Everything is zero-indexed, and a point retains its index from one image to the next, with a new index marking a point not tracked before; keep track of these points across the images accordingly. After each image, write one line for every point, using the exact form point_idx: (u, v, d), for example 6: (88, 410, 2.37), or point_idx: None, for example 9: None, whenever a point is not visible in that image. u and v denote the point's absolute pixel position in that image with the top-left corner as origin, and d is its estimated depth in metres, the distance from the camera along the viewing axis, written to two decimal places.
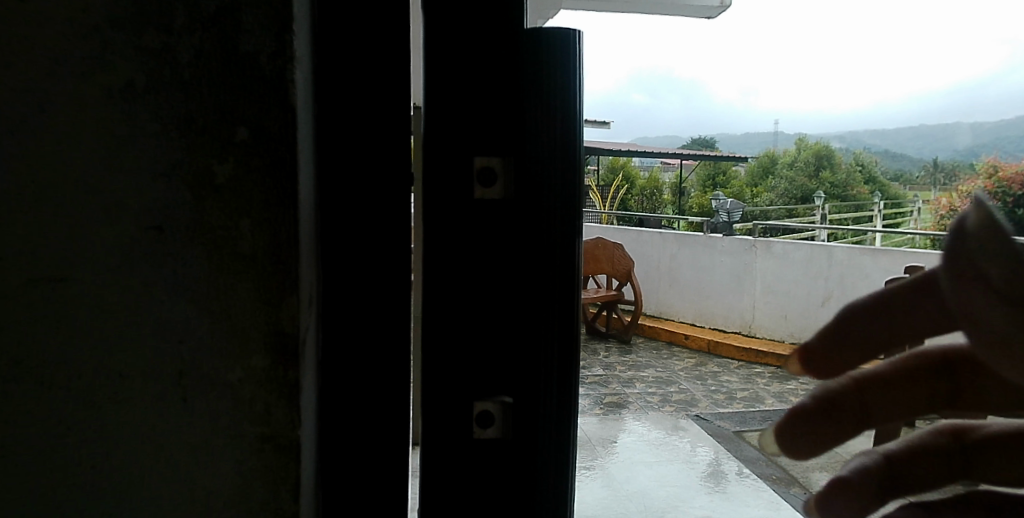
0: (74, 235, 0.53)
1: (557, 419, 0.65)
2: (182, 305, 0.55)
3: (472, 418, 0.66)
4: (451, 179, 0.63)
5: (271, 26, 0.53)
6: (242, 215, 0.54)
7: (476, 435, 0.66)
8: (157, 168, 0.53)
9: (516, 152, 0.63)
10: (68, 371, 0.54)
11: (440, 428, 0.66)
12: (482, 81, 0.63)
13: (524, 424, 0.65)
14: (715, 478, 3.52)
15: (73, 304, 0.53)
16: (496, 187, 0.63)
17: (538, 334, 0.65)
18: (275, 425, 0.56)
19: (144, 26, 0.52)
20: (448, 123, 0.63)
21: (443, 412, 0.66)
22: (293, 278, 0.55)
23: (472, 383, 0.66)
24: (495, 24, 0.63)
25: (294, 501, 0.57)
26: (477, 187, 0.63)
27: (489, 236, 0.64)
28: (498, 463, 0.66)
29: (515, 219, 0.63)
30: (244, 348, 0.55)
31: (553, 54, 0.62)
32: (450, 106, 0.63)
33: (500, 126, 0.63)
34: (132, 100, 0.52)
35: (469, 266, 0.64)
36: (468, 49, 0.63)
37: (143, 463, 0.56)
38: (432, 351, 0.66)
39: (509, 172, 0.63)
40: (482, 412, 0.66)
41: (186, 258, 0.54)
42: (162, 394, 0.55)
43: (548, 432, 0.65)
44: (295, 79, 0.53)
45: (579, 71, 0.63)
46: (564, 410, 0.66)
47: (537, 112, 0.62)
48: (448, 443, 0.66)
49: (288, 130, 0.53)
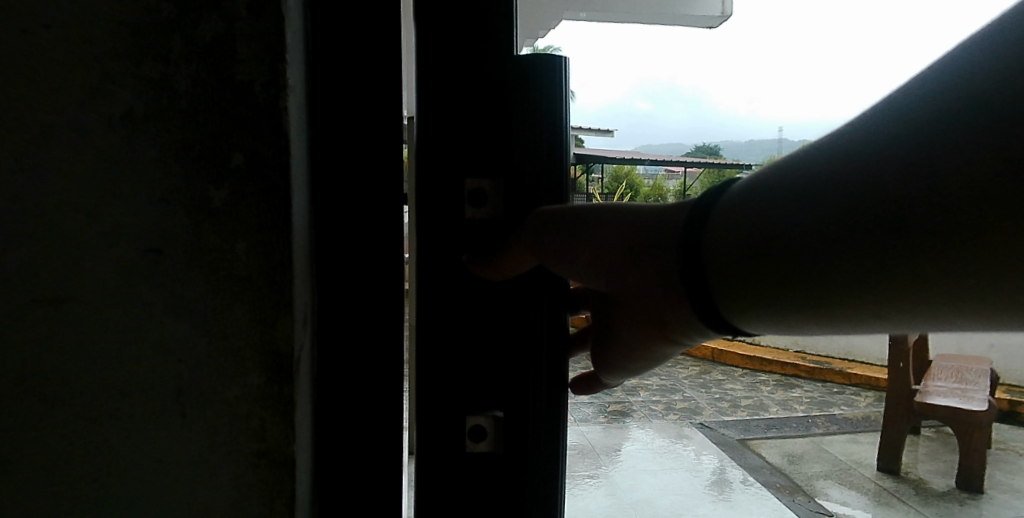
0: (75, 259, 0.55)
1: (547, 431, 0.67)
2: (179, 324, 0.56)
3: (465, 432, 0.68)
4: (443, 200, 0.65)
5: (264, 55, 0.55)
6: (237, 238, 0.56)
7: (468, 449, 0.68)
8: (155, 194, 0.55)
9: (505, 174, 0.65)
10: (70, 389, 0.56)
11: (434, 443, 0.68)
12: (472, 106, 0.64)
13: (515, 438, 0.67)
14: (720, 486, 3.54)
15: (74, 325, 0.55)
16: (486, 207, 0.65)
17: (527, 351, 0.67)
18: (270, 441, 0.58)
19: (142, 57, 0.54)
20: (440, 145, 0.64)
21: (436, 426, 0.67)
22: (288, 298, 0.57)
23: (464, 398, 0.68)
24: (483, 49, 0.64)
25: (289, 514, 0.59)
26: (467, 207, 0.65)
27: (480, 256, 0.66)
28: (489, 476, 0.68)
29: (505, 238, 0.65)
30: (240, 366, 0.57)
31: (540, 79, 0.64)
32: (442, 128, 0.64)
33: (490, 149, 0.65)
34: (132, 128, 0.54)
35: (460, 285, 0.66)
36: (457, 75, 0.64)
37: (142, 477, 0.57)
38: (425, 367, 0.67)
39: (500, 193, 0.65)
40: (475, 426, 0.68)
41: (184, 280, 0.56)
42: (160, 411, 0.57)
43: (538, 446, 0.67)
44: (289, 108, 0.55)
45: (564, 95, 0.66)
46: (553, 422, 0.68)
47: (524, 134, 0.64)
48: (441, 456, 0.68)
49: (281, 156, 0.55)
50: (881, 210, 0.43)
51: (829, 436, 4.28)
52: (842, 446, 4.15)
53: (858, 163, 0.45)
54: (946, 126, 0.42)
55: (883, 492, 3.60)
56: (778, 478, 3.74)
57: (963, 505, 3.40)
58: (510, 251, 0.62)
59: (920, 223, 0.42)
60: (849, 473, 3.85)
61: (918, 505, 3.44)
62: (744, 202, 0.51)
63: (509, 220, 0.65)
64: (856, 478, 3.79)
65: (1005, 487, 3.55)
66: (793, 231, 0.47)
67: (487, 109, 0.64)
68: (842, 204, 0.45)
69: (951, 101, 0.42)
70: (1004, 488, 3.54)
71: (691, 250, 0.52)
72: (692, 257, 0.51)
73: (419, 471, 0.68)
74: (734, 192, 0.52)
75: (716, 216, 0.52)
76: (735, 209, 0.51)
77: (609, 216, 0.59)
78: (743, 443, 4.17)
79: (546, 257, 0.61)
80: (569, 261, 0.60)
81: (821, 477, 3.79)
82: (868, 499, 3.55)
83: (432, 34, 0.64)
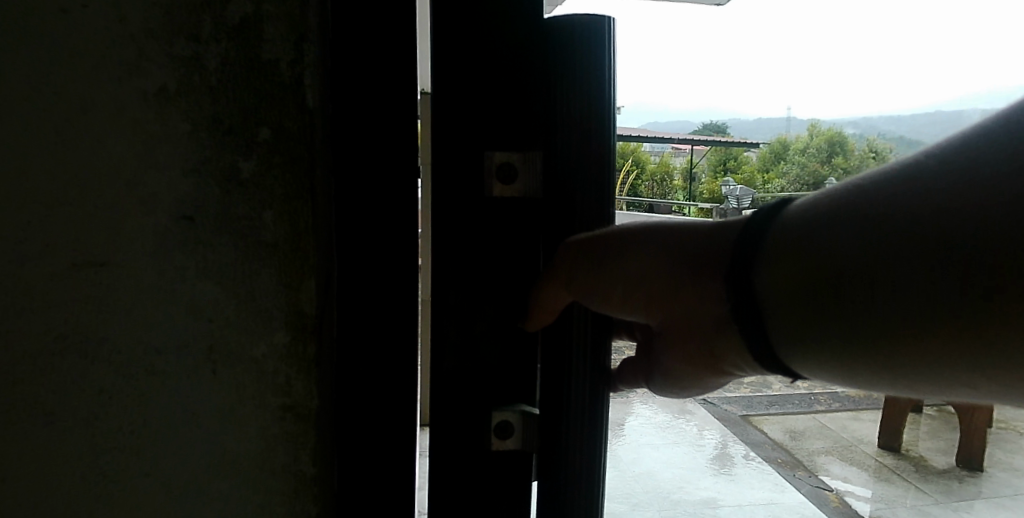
0: (114, 225, 0.59)
1: (581, 431, 0.70)
2: (211, 288, 0.61)
3: (493, 427, 0.72)
4: (473, 173, 0.68)
5: (290, 36, 0.58)
6: (264, 206, 0.60)
7: (496, 444, 0.72)
8: (187, 165, 0.59)
9: (535, 146, 0.68)
10: (109, 347, 0.60)
11: (464, 425, 0.72)
12: (508, 82, 0.67)
13: (547, 436, 0.70)
14: (722, 460, 3.67)
15: (113, 286, 0.59)
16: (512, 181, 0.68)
17: (564, 340, 0.69)
18: (296, 396, 0.62)
19: (174, 36, 0.57)
20: (466, 119, 0.68)
21: (466, 409, 0.72)
22: (312, 263, 0.61)
23: (495, 377, 0.72)
24: (516, 24, 0.67)
25: (313, 463, 0.64)
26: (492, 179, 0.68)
27: (500, 232, 0.69)
28: (514, 468, 0.73)
29: (533, 212, 0.69)
30: (267, 326, 0.61)
31: (576, 46, 0.67)
32: (464, 104, 0.68)
33: (520, 124, 0.68)
34: (166, 103, 0.58)
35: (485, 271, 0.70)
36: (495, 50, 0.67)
37: (174, 428, 0.62)
38: (451, 345, 0.71)
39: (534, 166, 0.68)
40: (503, 422, 0.72)
41: (215, 245, 0.60)
42: (193, 367, 0.61)
43: (572, 427, 0.70)
44: (312, 85, 0.59)
45: (602, 61, 0.68)
46: (592, 417, 0.70)
47: (562, 103, 0.67)
48: (471, 446, 0.72)
49: (305, 130, 0.59)
50: (922, 229, 0.51)
51: (832, 414, 4.33)
52: (844, 423, 4.21)
53: (902, 212, 0.52)
54: (997, 196, 0.49)
55: (883, 469, 3.76)
56: (779, 454, 3.81)
57: (962, 483, 3.52)
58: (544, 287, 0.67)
59: (980, 276, 0.48)
60: (851, 449, 3.97)
61: (918, 482, 3.58)
62: (802, 232, 0.57)
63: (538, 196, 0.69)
64: (858, 454, 3.92)
65: (1005, 465, 3.61)
66: (846, 272, 0.54)
67: (514, 83, 0.68)
68: (896, 251, 0.51)
69: (1002, 175, 0.49)
70: (1003, 467, 3.60)
71: (747, 281, 0.58)
72: (747, 287, 0.58)
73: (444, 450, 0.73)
74: (794, 215, 0.58)
75: (772, 240, 0.58)
76: (792, 239, 0.57)
77: (652, 243, 0.63)
78: (746, 418, 4.23)
79: (586, 291, 0.65)
80: (606, 293, 0.64)
81: (822, 453, 3.89)
82: (868, 475, 3.68)
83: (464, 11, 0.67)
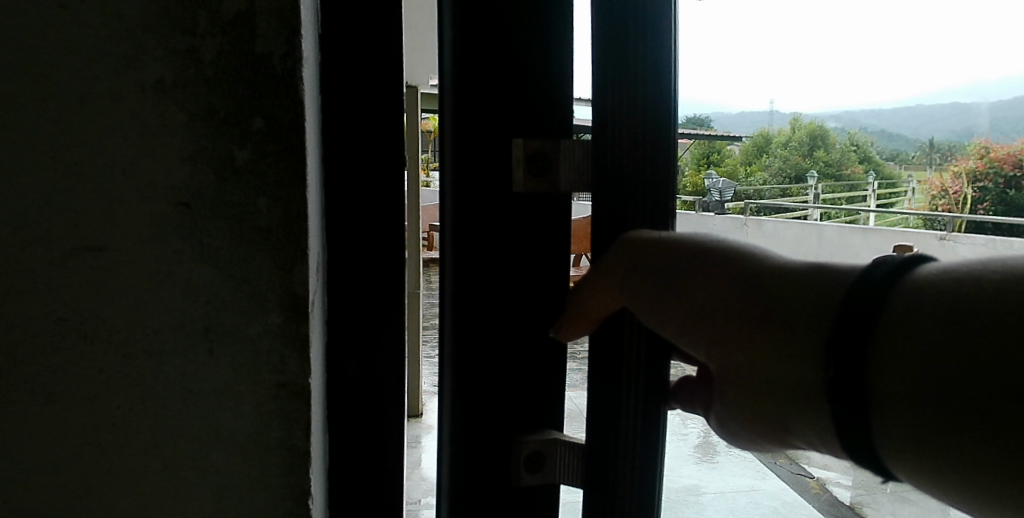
0: (113, 211, 0.61)
1: (627, 480, 0.77)
2: (207, 271, 0.64)
3: (523, 460, 0.80)
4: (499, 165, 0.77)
5: (282, 31, 0.61)
6: (257, 192, 0.63)
7: (524, 475, 0.80)
8: (184, 153, 0.62)
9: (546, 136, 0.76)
10: (108, 328, 0.63)
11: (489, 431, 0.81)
12: (531, 84, 0.76)
13: (578, 470, 0.79)
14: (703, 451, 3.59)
15: (112, 269, 0.62)
16: (546, 173, 0.76)
17: (616, 352, 0.75)
18: (290, 373, 0.65)
19: (170, 30, 0.60)
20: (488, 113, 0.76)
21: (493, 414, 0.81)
22: (303, 246, 0.64)
23: (514, 369, 0.81)
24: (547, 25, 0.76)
25: (305, 438, 0.67)
26: (518, 167, 0.76)
27: (515, 229, 0.79)
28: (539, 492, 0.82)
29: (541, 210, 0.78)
30: (262, 307, 0.64)
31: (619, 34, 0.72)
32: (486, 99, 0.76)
33: (533, 118, 0.76)
34: (163, 94, 0.61)
35: (502, 263, 0.80)
36: (516, 47, 0.76)
37: (172, 406, 0.65)
38: (465, 319, 0.81)
39: (571, 156, 0.76)
40: (531, 455, 0.80)
41: (211, 231, 0.63)
42: (191, 346, 0.64)
43: (623, 455, 0.77)
44: (303, 77, 0.62)
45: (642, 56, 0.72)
46: (639, 465, 0.77)
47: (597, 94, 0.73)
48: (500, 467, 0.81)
49: (296, 120, 0.62)
50: None
51: None
52: None
53: None
54: None
55: None
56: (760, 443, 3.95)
57: None
58: (585, 293, 0.71)
59: None
60: None
61: None
62: (937, 311, 0.47)
63: (573, 188, 0.76)
64: None
65: None
66: (974, 380, 0.45)
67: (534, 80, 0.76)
68: None
69: None
70: None
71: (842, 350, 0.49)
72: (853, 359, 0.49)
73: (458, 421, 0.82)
74: (925, 285, 0.49)
75: (888, 309, 0.49)
76: (919, 313, 0.48)
77: (730, 277, 0.58)
78: None
79: (640, 302, 0.65)
80: (662, 312, 0.62)
81: None
82: None
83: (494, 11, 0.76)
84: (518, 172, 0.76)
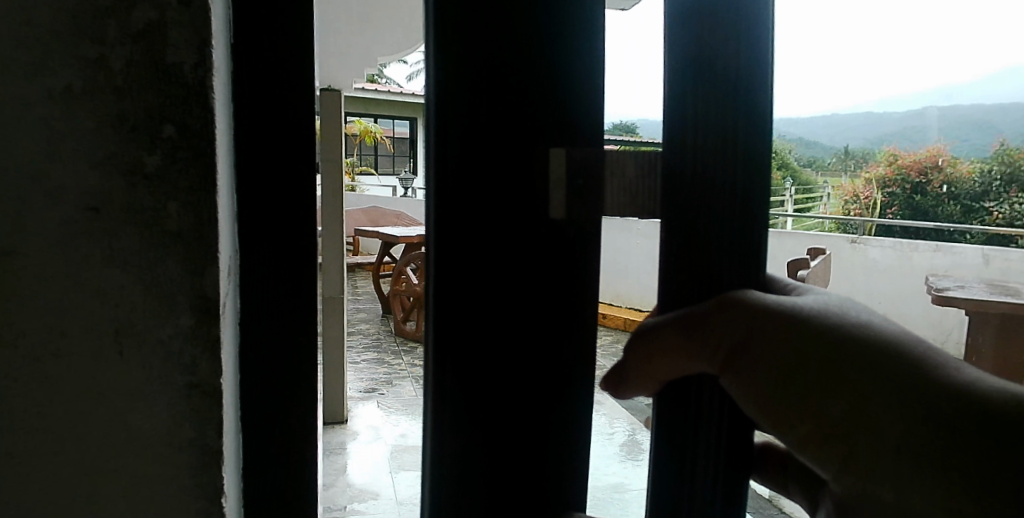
0: (22, 216, 0.62)
1: None
2: (118, 274, 0.64)
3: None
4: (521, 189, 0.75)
5: (192, 41, 0.63)
6: (168, 198, 0.64)
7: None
8: (93, 159, 0.63)
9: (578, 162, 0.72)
10: (17, 332, 0.63)
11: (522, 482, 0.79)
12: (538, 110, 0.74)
13: None
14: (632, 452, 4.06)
15: (19, 273, 0.63)
16: (592, 198, 0.71)
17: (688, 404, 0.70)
18: (201, 374, 0.67)
19: (79, 39, 0.61)
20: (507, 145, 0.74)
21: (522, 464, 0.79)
22: (213, 250, 0.65)
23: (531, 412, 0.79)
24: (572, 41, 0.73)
25: (217, 438, 0.68)
26: (559, 189, 0.74)
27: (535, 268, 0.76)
28: None
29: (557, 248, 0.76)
30: (172, 310, 0.66)
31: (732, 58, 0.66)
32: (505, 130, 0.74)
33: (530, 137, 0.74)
34: (71, 101, 0.62)
35: (519, 307, 0.77)
36: (523, 69, 0.73)
37: (82, 409, 0.65)
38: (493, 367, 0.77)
39: (624, 173, 0.69)
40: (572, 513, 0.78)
41: (121, 235, 0.64)
42: (101, 350, 0.65)
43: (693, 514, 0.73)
44: (213, 86, 0.64)
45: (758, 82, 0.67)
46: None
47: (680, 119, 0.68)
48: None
49: (206, 126, 0.64)
50: None
51: None
52: None
53: None
54: None
55: None
56: None
57: None
58: (668, 354, 0.67)
59: None
60: None
61: None
62: None
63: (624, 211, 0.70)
64: None
65: None
66: None
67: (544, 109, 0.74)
68: None
69: None
70: None
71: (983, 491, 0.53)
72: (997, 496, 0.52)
73: (475, 473, 0.78)
74: None
75: None
76: None
77: (852, 368, 0.58)
78: None
79: (740, 374, 0.62)
80: (768, 392, 0.61)
81: None
82: None
83: (494, 10, 0.73)
84: (560, 199, 0.73)
